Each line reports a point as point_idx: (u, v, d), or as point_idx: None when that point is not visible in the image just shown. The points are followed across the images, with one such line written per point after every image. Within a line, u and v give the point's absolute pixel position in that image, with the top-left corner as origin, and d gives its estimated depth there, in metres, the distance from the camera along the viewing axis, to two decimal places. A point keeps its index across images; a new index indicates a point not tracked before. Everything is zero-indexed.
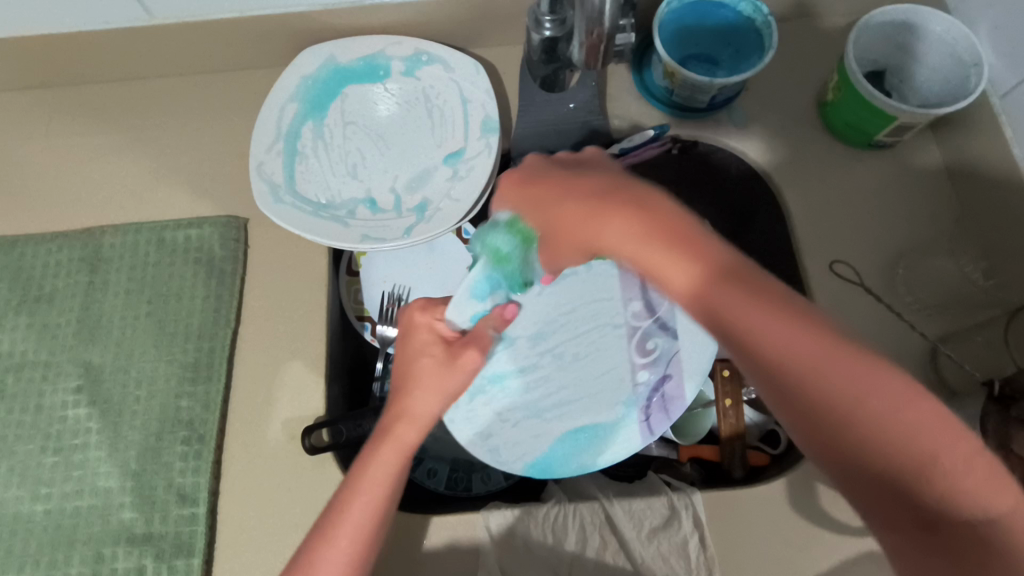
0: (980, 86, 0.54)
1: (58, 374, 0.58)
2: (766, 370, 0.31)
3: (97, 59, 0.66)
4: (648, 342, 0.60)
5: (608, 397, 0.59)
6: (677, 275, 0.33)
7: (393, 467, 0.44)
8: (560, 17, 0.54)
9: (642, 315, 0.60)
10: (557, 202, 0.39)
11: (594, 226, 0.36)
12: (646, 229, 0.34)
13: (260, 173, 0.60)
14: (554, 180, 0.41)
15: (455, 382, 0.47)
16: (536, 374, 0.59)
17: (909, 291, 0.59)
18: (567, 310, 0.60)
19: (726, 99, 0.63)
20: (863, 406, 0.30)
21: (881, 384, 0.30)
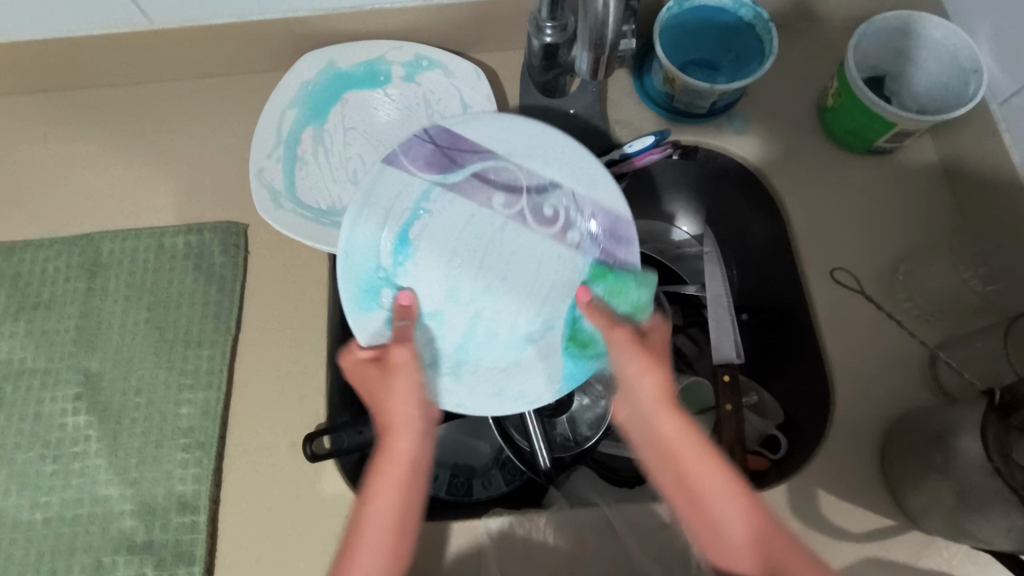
0: (979, 94, 0.54)
1: (57, 382, 0.58)
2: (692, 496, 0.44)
3: (96, 63, 0.66)
4: (546, 212, 0.56)
5: (560, 274, 0.55)
6: (651, 383, 0.47)
7: (394, 477, 0.45)
8: (561, 23, 0.54)
9: (520, 204, 0.56)
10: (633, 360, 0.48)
11: (648, 382, 0.47)
12: (658, 406, 0.47)
13: (260, 179, 0.60)
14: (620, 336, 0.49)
15: (402, 382, 0.48)
16: (464, 318, 0.55)
17: (909, 297, 0.59)
18: (480, 235, 0.56)
19: (727, 105, 0.63)
20: (731, 530, 0.43)
21: (723, 499, 0.44)
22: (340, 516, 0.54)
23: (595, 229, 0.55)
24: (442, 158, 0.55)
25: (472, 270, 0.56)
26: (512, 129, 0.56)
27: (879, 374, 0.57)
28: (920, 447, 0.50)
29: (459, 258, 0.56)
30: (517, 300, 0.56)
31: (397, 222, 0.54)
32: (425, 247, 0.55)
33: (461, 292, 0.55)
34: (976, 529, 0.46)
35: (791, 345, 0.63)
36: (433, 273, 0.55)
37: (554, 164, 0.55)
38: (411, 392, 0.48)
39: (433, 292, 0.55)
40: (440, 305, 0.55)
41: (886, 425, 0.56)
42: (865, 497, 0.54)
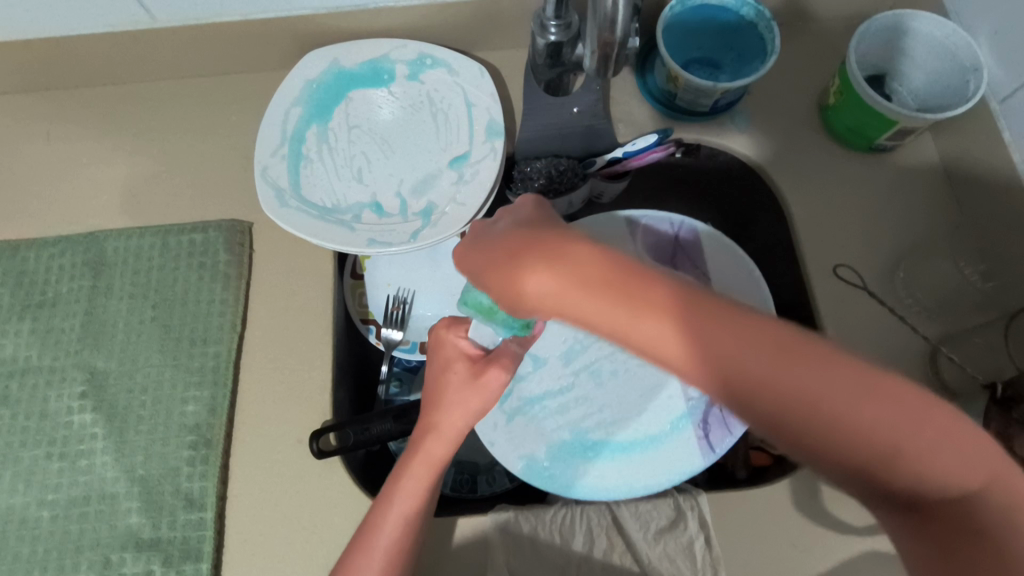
0: (980, 91, 0.55)
1: (62, 380, 0.58)
2: (716, 379, 0.29)
3: (99, 61, 0.66)
4: (683, 386, 0.59)
5: (657, 415, 0.59)
6: (588, 304, 0.30)
7: (419, 482, 0.47)
8: (566, 22, 0.54)
9: (666, 356, 0.62)
10: (514, 274, 0.33)
11: (535, 284, 0.32)
12: (588, 273, 0.31)
13: (265, 177, 0.60)
14: (492, 265, 0.35)
15: (475, 401, 0.47)
16: (564, 389, 0.62)
17: (910, 293, 0.60)
18: (605, 353, 0.63)
19: (728, 103, 0.63)
20: (743, 355, 0.29)
21: (842, 382, 0.28)
22: (347, 512, 0.55)
23: (693, 388, 0.59)
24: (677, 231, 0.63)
25: (592, 367, 0.62)
26: (711, 261, 0.62)
27: None
28: None
29: (592, 355, 0.63)
30: (610, 402, 0.61)
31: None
32: (575, 334, 0.63)
33: (575, 369, 0.63)
34: None
35: None
36: (562, 342, 0.63)
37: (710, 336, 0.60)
38: (472, 412, 0.47)
39: (562, 354, 0.63)
40: (569, 364, 0.63)
41: None
42: None
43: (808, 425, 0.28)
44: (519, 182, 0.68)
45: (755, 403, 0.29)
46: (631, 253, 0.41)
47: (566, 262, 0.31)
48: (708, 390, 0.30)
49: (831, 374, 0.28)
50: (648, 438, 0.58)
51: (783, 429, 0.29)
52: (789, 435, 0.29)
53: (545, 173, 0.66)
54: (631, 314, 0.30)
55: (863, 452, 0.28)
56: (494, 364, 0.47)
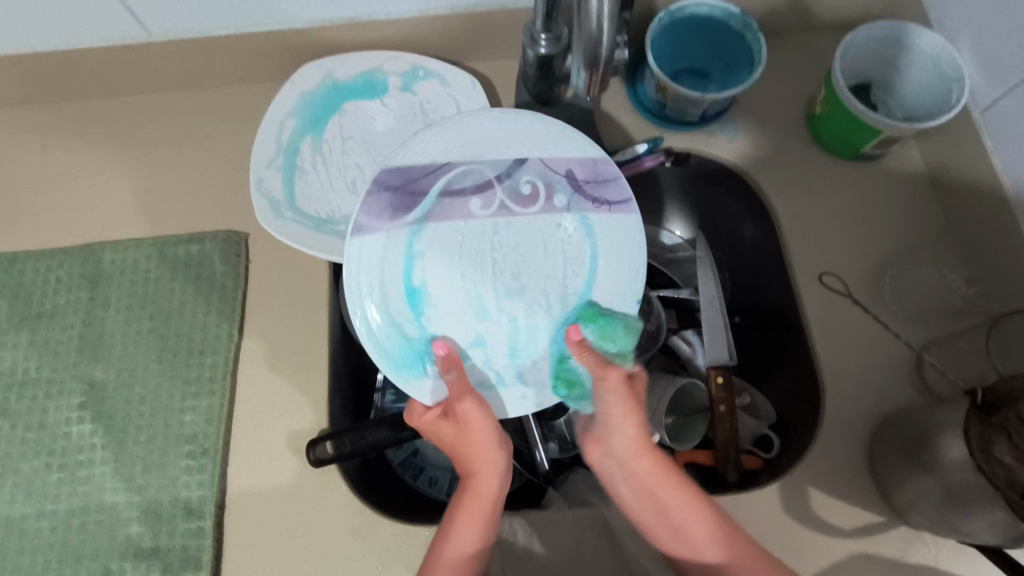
0: (962, 101, 0.56)
1: (61, 392, 0.59)
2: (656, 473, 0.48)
3: (94, 74, 0.66)
4: (513, 196, 0.54)
5: (556, 254, 0.55)
6: (667, 492, 0.47)
7: (483, 521, 0.47)
8: (555, 34, 0.55)
9: (485, 206, 0.54)
10: (625, 445, 0.49)
11: (640, 482, 0.48)
12: (650, 479, 0.48)
13: (260, 189, 0.61)
14: (619, 433, 0.49)
15: (477, 421, 0.49)
16: (491, 334, 0.54)
17: (895, 299, 0.61)
18: (485, 261, 0.54)
19: (717, 113, 0.65)
20: (665, 494, 0.47)
21: (688, 497, 0.47)
22: (344, 520, 0.56)
23: (523, 195, 0.55)
24: (394, 175, 0.52)
25: (472, 283, 0.54)
26: (445, 144, 0.54)
27: (868, 373, 0.59)
28: (907, 444, 0.52)
29: (470, 277, 0.54)
30: (527, 301, 0.54)
31: (379, 298, 0.51)
32: (435, 294, 0.53)
33: (485, 307, 0.54)
34: (960, 524, 0.48)
35: (781, 347, 0.65)
36: (452, 297, 0.53)
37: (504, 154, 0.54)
38: (489, 440, 0.49)
39: (463, 328, 0.53)
40: (478, 328, 0.54)
41: (874, 423, 0.57)
42: (855, 494, 0.55)
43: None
44: None
45: (660, 517, 0.47)
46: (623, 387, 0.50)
47: (632, 406, 0.50)
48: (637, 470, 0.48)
49: (681, 513, 0.47)
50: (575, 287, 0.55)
51: (705, 575, 0.46)
52: (675, 534, 0.47)
53: None
54: (682, 522, 0.46)
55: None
56: (467, 398, 0.50)
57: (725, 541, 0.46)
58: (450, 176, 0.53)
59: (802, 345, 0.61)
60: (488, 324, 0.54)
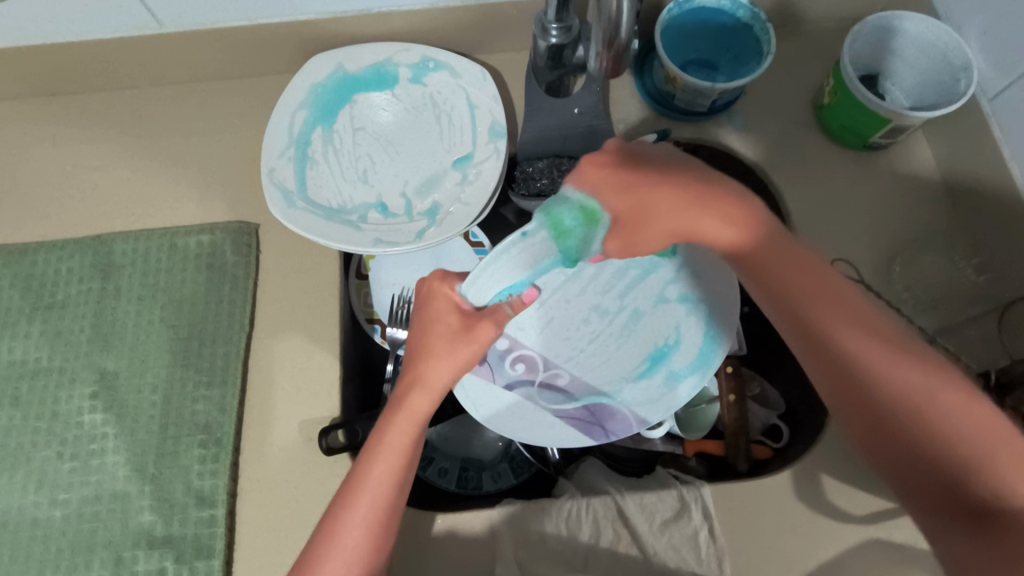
0: (971, 89, 0.56)
1: (73, 381, 0.59)
2: (806, 268, 0.43)
3: (105, 66, 0.66)
4: (526, 364, 0.61)
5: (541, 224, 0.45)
6: (813, 278, 0.43)
7: (408, 432, 0.48)
8: (566, 24, 0.56)
9: (560, 373, 0.61)
10: (715, 222, 0.44)
11: (796, 278, 0.43)
12: (801, 267, 0.43)
13: (272, 179, 0.61)
14: (712, 218, 0.44)
15: (467, 355, 0.48)
16: (644, 297, 0.62)
17: (906, 287, 0.61)
18: (574, 296, 0.63)
19: (726, 103, 0.65)
20: (814, 292, 0.43)
21: (841, 299, 0.43)
22: None
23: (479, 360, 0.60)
24: (591, 430, 0.58)
25: (602, 312, 0.62)
26: (515, 421, 0.59)
27: None
28: None
29: (591, 313, 0.63)
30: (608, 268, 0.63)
31: (649, 407, 0.59)
32: (640, 355, 0.61)
33: (631, 304, 0.62)
34: None
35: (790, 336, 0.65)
36: (633, 355, 0.61)
37: (513, 403, 0.59)
38: (462, 366, 0.49)
39: (654, 321, 0.61)
40: (642, 312, 0.62)
41: None
42: (868, 481, 0.55)
43: (894, 413, 0.40)
44: (520, 181, 0.67)
45: (808, 300, 0.43)
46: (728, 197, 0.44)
47: (677, 187, 0.44)
48: (781, 262, 0.44)
49: (844, 317, 0.42)
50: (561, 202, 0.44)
51: (840, 371, 0.42)
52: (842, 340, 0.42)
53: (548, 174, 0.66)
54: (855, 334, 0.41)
55: (963, 450, 0.38)
56: (490, 328, 0.48)
57: (870, 361, 0.41)
58: (513, 421, 0.59)
59: None
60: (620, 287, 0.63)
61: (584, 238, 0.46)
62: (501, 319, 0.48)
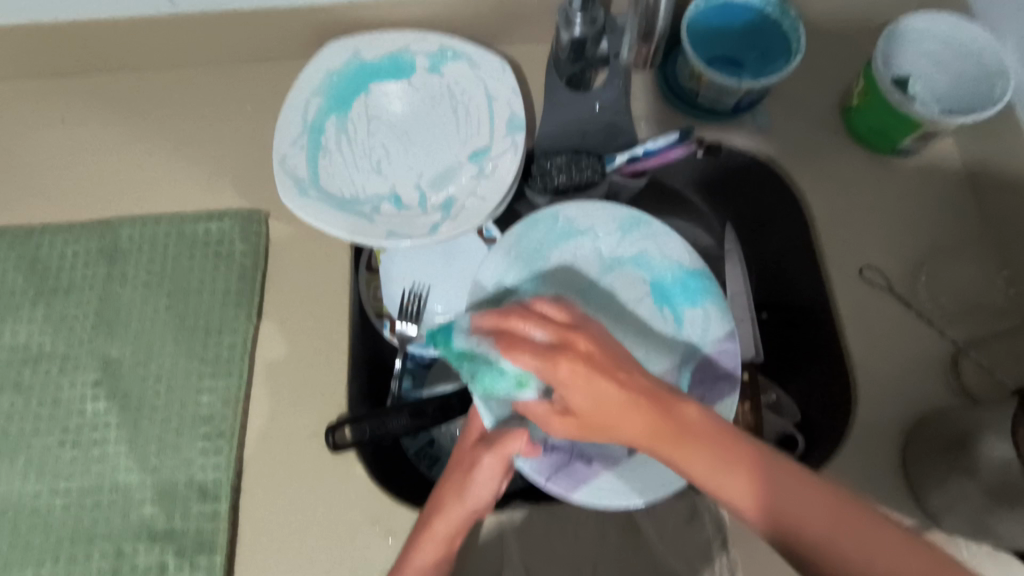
0: (1007, 94, 0.54)
1: (75, 368, 0.58)
2: (609, 400, 0.40)
3: (116, 47, 0.65)
4: None
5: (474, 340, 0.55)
6: (592, 405, 0.40)
7: (443, 538, 0.49)
8: (591, 16, 0.56)
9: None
10: (608, 412, 0.40)
11: (606, 401, 0.40)
12: (614, 403, 0.40)
13: (284, 167, 0.59)
14: (610, 409, 0.40)
15: (491, 467, 0.50)
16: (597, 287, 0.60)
17: (932, 297, 0.59)
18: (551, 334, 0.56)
19: (751, 103, 0.63)
20: (623, 413, 0.40)
21: (624, 415, 0.40)
22: (363, 506, 0.54)
23: (537, 463, 0.50)
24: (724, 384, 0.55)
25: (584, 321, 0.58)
26: (645, 476, 0.50)
27: (901, 373, 0.57)
28: (943, 446, 0.50)
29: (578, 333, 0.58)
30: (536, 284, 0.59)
31: (715, 293, 0.58)
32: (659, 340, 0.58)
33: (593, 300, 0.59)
34: (1002, 528, 0.46)
35: (809, 345, 0.64)
36: (642, 309, 0.59)
37: (631, 471, 0.50)
38: (494, 478, 0.50)
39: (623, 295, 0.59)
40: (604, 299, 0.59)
41: (908, 423, 0.56)
42: (887, 495, 0.54)
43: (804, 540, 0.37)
44: (536, 177, 0.64)
45: (631, 425, 0.40)
46: (560, 330, 0.42)
47: (569, 378, 0.40)
48: (607, 386, 0.40)
49: (684, 444, 0.40)
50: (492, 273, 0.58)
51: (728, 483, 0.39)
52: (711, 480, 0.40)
53: (565, 170, 0.62)
54: (712, 455, 0.39)
55: None
56: (486, 454, 0.50)
57: (739, 445, 0.40)
58: (655, 476, 0.50)
59: (834, 343, 0.60)
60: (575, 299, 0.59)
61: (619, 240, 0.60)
62: (501, 448, 0.50)
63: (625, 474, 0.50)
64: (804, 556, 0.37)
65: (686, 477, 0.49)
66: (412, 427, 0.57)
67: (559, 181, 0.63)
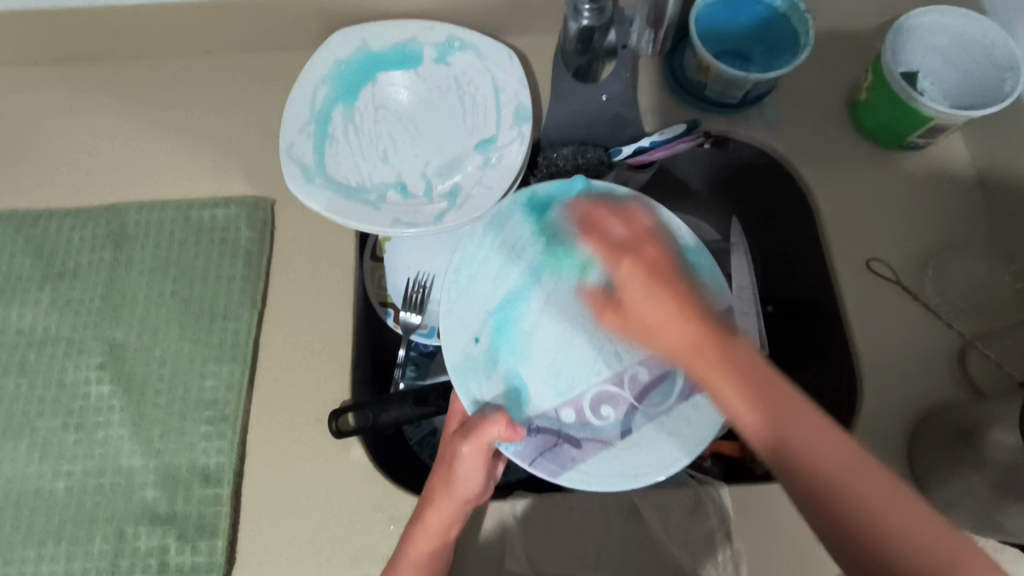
0: (1015, 91, 0.55)
1: (80, 351, 0.58)
2: (675, 321, 0.45)
3: (125, 34, 0.65)
4: (607, 402, 0.54)
5: (457, 334, 0.54)
6: (654, 316, 0.46)
7: (435, 533, 0.49)
8: (599, 6, 0.54)
9: (625, 388, 0.54)
10: (661, 327, 0.46)
11: (657, 316, 0.46)
12: (670, 325, 0.45)
13: (290, 154, 0.59)
14: (660, 320, 0.46)
15: (471, 459, 0.49)
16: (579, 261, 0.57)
17: (940, 291, 0.59)
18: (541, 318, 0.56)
19: (758, 96, 0.63)
20: (669, 324, 0.45)
21: (676, 325, 0.45)
22: (365, 492, 0.54)
23: (522, 447, 0.51)
24: None
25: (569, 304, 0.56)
26: (634, 459, 0.51)
27: (908, 367, 0.57)
28: (948, 439, 0.50)
29: (564, 315, 0.56)
30: (514, 271, 0.56)
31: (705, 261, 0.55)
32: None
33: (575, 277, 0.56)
34: (1008, 520, 0.46)
35: (814, 340, 0.63)
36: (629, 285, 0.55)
37: (621, 452, 0.51)
38: (476, 468, 0.50)
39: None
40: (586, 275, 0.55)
41: (915, 417, 0.55)
42: None
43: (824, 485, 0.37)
44: (543, 168, 0.66)
45: (681, 338, 0.44)
46: (638, 240, 0.51)
47: (643, 283, 0.47)
48: (664, 309, 0.46)
49: (743, 370, 0.42)
50: (470, 267, 0.56)
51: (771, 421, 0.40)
52: (756, 404, 0.41)
53: (572, 159, 0.65)
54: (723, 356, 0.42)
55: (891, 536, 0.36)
56: (463, 444, 0.49)
57: (747, 362, 0.42)
58: (647, 458, 0.51)
59: (839, 337, 0.60)
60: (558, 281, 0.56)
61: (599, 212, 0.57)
62: (477, 434, 0.49)
63: (614, 456, 0.51)
64: (795, 472, 0.38)
65: (686, 455, 0.50)
66: (415, 415, 0.57)
67: (565, 172, 0.65)
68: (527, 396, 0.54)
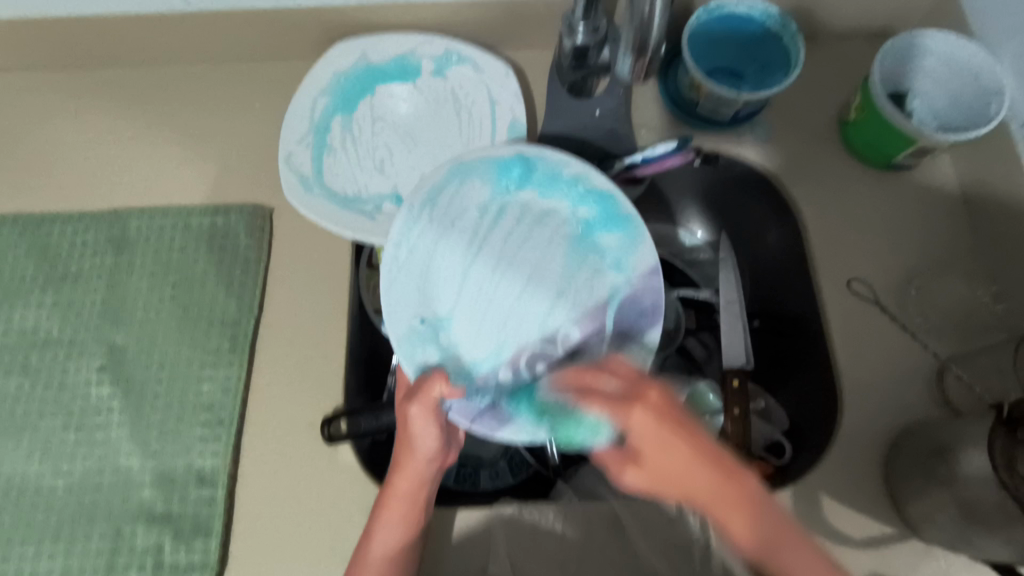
0: (1001, 115, 0.55)
1: (81, 354, 0.59)
2: (690, 469, 0.47)
3: (129, 42, 0.67)
4: (541, 359, 0.54)
5: (399, 310, 0.53)
6: (671, 475, 0.47)
7: (405, 496, 0.51)
8: (594, 25, 0.57)
9: (558, 345, 0.54)
10: (680, 480, 0.47)
11: (682, 471, 0.47)
12: (690, 479, 0.47)
13: (290, 165, 0.61)
14: (676, 472, 0.47)
15: (422, 423, 0.50)
16: (516, 228, 0.56)
17: (920, 311, 0.60)
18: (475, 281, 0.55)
19: (750, 113, 0.65)
20: (687, 471, 0.47)
21: (693, 476, 0.47)
22: (355, 497, 0.56)
23: (465, 405, 0.51)
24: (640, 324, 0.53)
25: (505, 270, 0.56)
26: (568, 406, 0.52)
27: (889, 385, 0.58)
28: (924, 456, 0.51)
29: (499, 281, 0.55)
30: (456, 245, 0.55)
31: (632, 220, 0.55)
32: (580, 276, 0.56)
33: (511, 245, 0.56)
34: (976, 539, 0.47)
35: (800, 356, 0.63)
36: (557, 256, 0.56)
37: (553, 402, 0.52)
38: (433, 431, 0.51)
39: (540, 228, 0.57)
40: (521, 244, 0.56)
41: (892, 433, 0.57)
42: (868, 505, 0.55)
43: None
44: None
45: (696, 477, 0.47)
46: (637, 390, 0.48)
47: (659, 423, 0.47)
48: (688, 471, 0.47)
49: (745, 514, 0.47)
50: (418, 244, 0.54)
51: (765, 543, 0.46)
52: (765, 555, 0.46)
53: None
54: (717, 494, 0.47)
55: None
56: (411, 407, 0.50)
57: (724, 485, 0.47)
58: (576, 406, 0.52)
59: (823, 353, 0.61)
60: (490, 252, 0.56)
61: (538, 176, 0.56)
62: (420, 398, 0.50)
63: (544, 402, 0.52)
64: None
65: None
66: None
67: None
68: (463, 356, 0.53)
